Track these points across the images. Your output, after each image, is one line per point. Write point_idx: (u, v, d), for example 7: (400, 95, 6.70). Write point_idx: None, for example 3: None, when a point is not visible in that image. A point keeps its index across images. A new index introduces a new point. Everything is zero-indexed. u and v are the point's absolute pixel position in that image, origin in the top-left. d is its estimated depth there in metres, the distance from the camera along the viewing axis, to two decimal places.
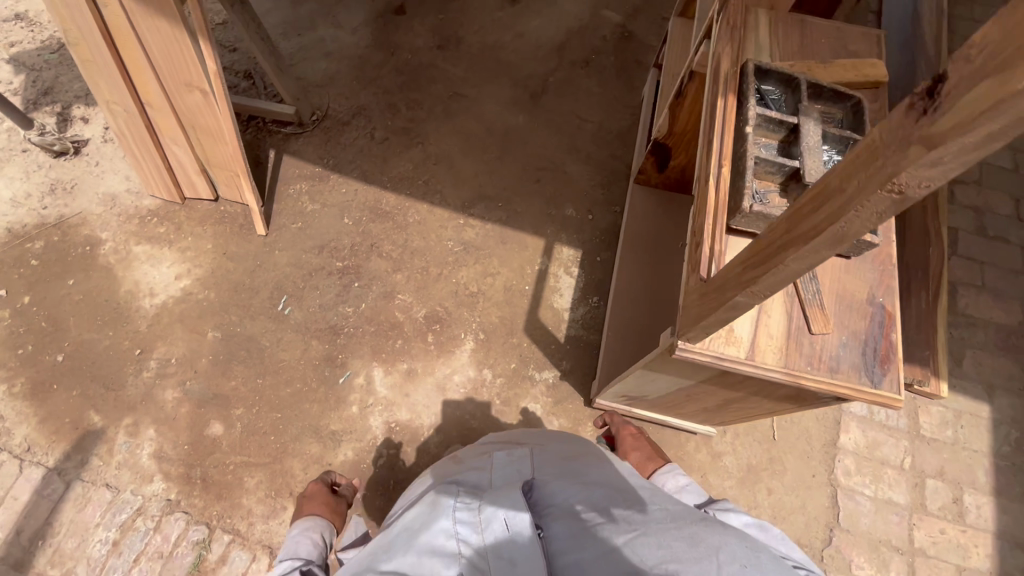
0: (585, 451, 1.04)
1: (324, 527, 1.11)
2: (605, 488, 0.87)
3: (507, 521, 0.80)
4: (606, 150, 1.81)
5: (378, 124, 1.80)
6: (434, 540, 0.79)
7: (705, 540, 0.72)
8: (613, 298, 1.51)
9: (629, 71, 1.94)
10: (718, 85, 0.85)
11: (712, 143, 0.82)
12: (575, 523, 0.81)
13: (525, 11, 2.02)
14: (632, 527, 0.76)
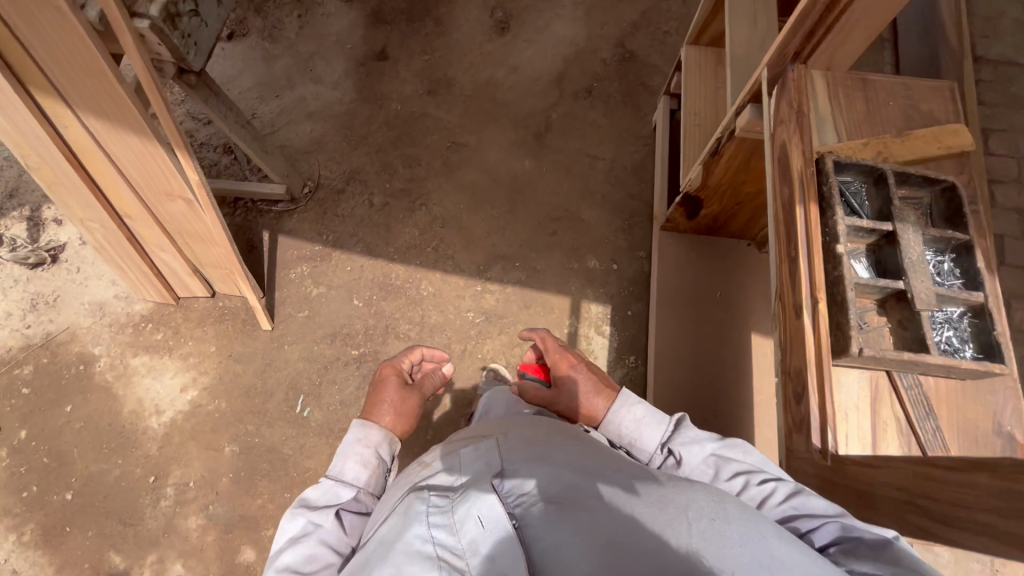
0: (553, 421, 0.87)
1: (382, 438, 0.95)
2: (571, 454, 0.72)
3: (482, 516, 0.63)
4: (622, 188, 1.69)
5: (375, 189, 1.67)
6: (410, 549, 0.62)
7: (675, 504, 0.60)
8: (655, 363, 1.41)
9: (635, 96, 1.80)
10: (792, 185, 0.73)
11: (796, 261, 0.70)
12: (549, 502, 0.65)
13: (515, 40, 1.88)
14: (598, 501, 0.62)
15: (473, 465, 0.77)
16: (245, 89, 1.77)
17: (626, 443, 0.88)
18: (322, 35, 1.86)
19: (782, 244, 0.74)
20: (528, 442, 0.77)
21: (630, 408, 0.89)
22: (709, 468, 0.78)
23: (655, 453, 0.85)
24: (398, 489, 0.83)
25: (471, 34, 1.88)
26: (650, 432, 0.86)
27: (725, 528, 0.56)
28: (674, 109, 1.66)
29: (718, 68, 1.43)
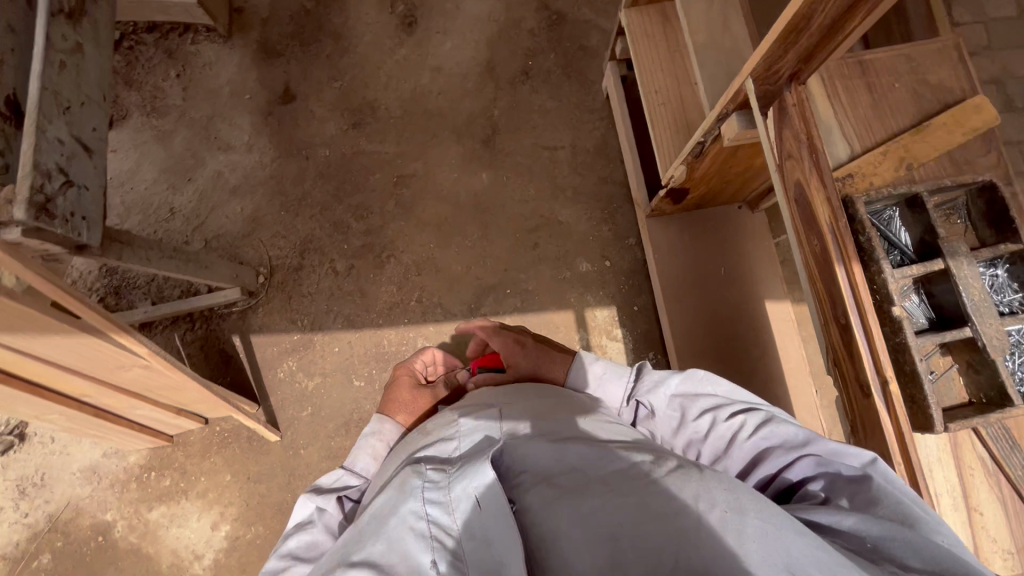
0: (552, 391, 0.87)
1: (395, 433, 0.99)
2: (573, 434, 0.72)
3: (479, 498, 0.64)
4: (592, 174, 1.56)
5: (334, 253, 1.52)
6: (404, 526, 0.64)
7: (684, 493, 0.58)
8: (677, 359, 1.37)
9: (577, 64, 1.62)
10: (823, 241, 0.65)
11: (848, 331, 0.63)
12: (550, 485, 0.65)
13: (428, 34, 1.65)
14: (600, 490, 0.61)
15: (469, 437, 0.76)
16: (151, 180, 1.55)
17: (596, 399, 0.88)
18: (212, 91, 1.61)
19: (823, 302, 0.67)
20: (529, 418, 0.77)
21: (589, 367, 0.90)
22: (676, 412, 0.79)
23: (625, 407, 0.86)
24: (398, 456, 0.84)
25: (378, 41, 1.64)
26: (614, 388, 0.87)
27: (746, 523, 0.53)
28: (625, 74, 1.50)
29: (666, 29, 1.27)
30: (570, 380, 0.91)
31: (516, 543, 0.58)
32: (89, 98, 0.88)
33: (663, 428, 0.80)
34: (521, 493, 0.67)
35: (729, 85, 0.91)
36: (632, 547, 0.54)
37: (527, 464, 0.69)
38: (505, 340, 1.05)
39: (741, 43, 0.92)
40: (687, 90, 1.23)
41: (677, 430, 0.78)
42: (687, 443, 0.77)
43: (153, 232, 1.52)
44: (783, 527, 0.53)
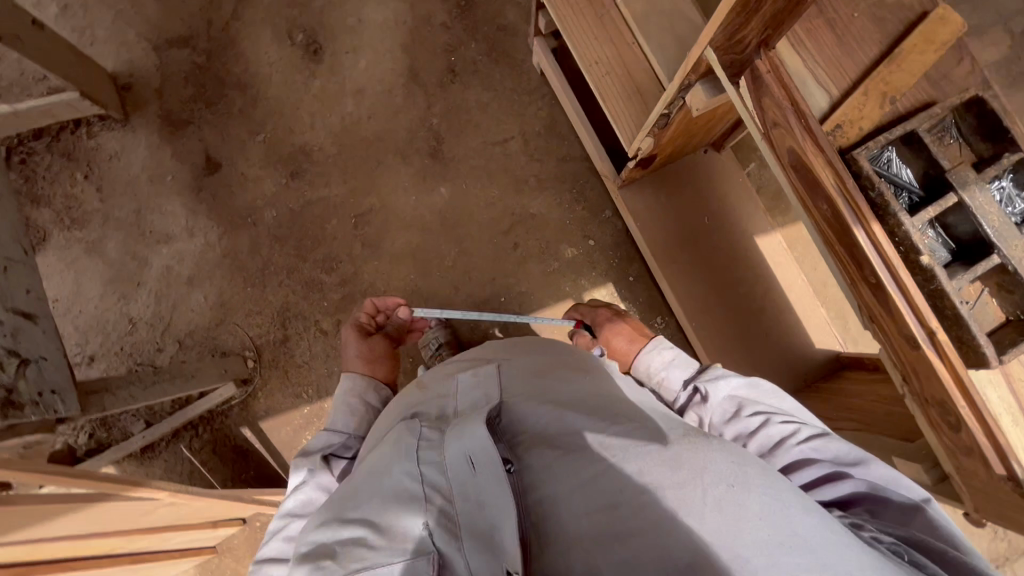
0: (555, 347, 0.86)
1: (363, 386, 1.00)
2: (579, 393, 0.70)
3: (474, 459, 0.59)
4: (550, 157, 1.50)
5: (315, 313, 1.45)
6: (399, 487, 0.64)
7: (685, 462, 0.55)
8: (687, 319, 1.35)
9: (501, 45, 1.53)
10: (832, 204, 0.63)
11: (881, 288, 0.62)
12: (551, 445, 0.62)
13: (338, 56, 1.53)
14: (605, 456, 0.59)
15: (469, 397, 0.75)
16: (98, 296, 1.44)
17: (658, 377, 0.90)
18: (129, 183, 1.47)
19: (847, 263, 0.65)
20: (529, 376, 0.76)
21: (661, 350, 0.92)
22: (732, 409, 0.77)
23: (680, 392, 0.85)
24: (396, 411, 0.83)
25: (287, 79, 1.52)
26: (680, 371, 0.88)
27: (747, 496, 0.51)
28: (554, 45, 1.43)
29: None
30: (641, 356, 0.93)
31: (508, 504, 0.55)
32: (9, 261, 0.78)
33: (715, 416, 0.78)
34: (522, 452, 0.63)
35: (681, 50, 0.86)
36: (632, 520, 0.52)
37: (528, 423, 0.67)
38: (602, 314, 1.08)
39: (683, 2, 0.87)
40: (626, 51, 1.17)
41: (730, 423, 0.76)
42: (733, 437, 0.75)
43: (121, 349, 1.42)
44: (788, 503, 0.51)
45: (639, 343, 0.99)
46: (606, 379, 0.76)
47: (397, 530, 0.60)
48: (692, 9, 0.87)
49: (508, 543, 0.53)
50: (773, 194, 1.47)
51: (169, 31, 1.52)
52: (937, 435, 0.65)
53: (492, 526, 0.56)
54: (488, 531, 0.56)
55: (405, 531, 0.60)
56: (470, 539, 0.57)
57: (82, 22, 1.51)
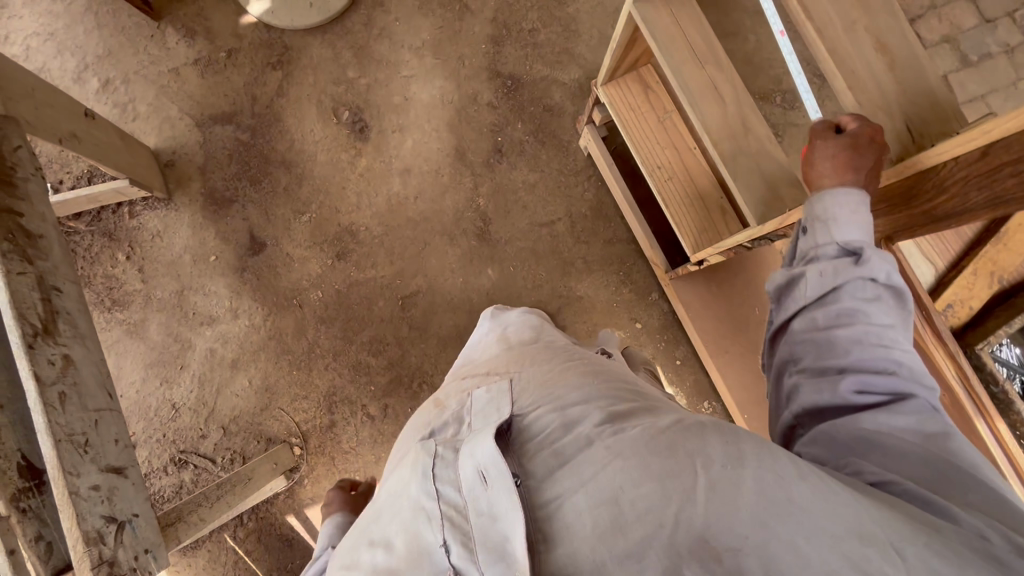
0: (571, 355, 0.74)
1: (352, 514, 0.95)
2: (593, 397, 0.59)
3: (485, 474, 0.50)
4: (597, 239, 1.51)
5: (363, 398, 1.43)
6: (417, 503, 0.54)
7: (682, 446, 0.47)
8: (738, 409, 1.35)
9: (547, 126, 1.54)
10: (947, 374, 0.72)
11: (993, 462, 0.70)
12: (555, 453, 0.53)
13: (383, 135, 1.53)
14: (603, 455, 0.49)
15: (481, 413, 0.61)
16: (140, 381, 1.41)
17: (827, 216, 0.63)
18: (172, 264, 1.45)
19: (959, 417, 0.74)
20: (540, 382, 0.64)
21: (854, 202, 0.62)
22: (871, 297, 0.59)
23: (832, 243, 0.62)
24: (411, 435, 0.72)
25: (332, 158, 1.51)
26: (859, 224, 0.61)
27: (743, 475, 0.43)
28: (603, 132, 1.44)
29: (648, 95, 1.21)
30: (841, 195, 0.62)
31: (519, 509, 0.47)
32: (100, 410, 0.77)
33: (851, 289, 0.59)
34: (526, 460, 0.53)
35: (768, 187, 0.87)
36: (635, 517, 0.44)
37: (537, 428, 0.57)
38: (858, 126, 0.62)
39: (766, 141, 0.90)
40: (688, 156, 1.19)
41: (857, 306, 0.58)
42: (849, 315, 0.58)
43: (163, 436, 1.39)
44: (784, 472, 0.43)
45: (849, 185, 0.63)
46: (614, 384, 0.65)
47: (415, 549, 0.52)
48: (774, 149, 0.89)
49: (523, 557, 0.45)
50: None
51: (213, 107, 1.51)
52: None
53: (507, 537, 0.47)
54: (502, 543, 0.47)
55: (425, 546, 0.52)
56: (484, 554, 0.47)
57: (125, 97, 1.50)
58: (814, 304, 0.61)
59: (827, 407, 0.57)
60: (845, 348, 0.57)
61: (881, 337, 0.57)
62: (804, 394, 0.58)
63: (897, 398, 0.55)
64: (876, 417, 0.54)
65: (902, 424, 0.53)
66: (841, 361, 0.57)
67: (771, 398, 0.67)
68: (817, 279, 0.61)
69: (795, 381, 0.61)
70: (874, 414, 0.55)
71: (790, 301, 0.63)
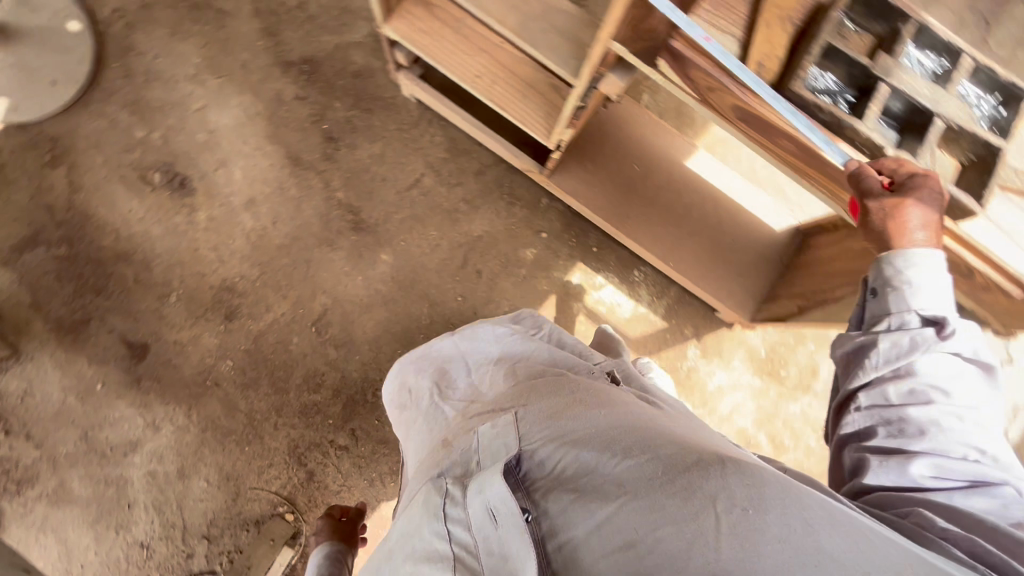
0: (577, 382, 0.74)
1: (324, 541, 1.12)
2: (601, 424, 0.61)
3: (494, 513, 0.56)
4: (467, 176, 1.47)
5: (327, 434, 1.37)
6: (432, 544, 0.62)
7: (700, 480, 0.47)
8: (662, 262, 1.40)
9: (365, 93, 1.46)
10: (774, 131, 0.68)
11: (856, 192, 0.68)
12: (568, 488, 0.55)
13: (207, 178, 1.40)
14: (615, 491, 0.51)
15: (490, 450, 0.66)
16: (93, 540, 1.28)
17: (904, 281, 0.68)
18: (60, 413, 1.31)
19: (827, 182, 0.71)
20: (546, 417, 0.66)
21: (918, 270, 0.67)
22: (949, 374, 0.65)
23: (901, 312, 0.68)
24: (426, 469, 0.80)
25: (168, 226, 1.38)
26: (937, 292, 0.67)
27: (766, 520, 0.44)
28: (418, 71, 1.38)
29: (433, 11, 1.15)
30: (908, 267, 0.67)
31: (530, 553, 0.51)
32: None
33: (923, 363, 0.65)
34: (540, 498, 0.56)
35: (570, 41, 0.85)
36: (649, 560, 0.45)
37: (546, 468, 0.59)
38: (912, 179, 0.63)
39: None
40: (499, 53, 1.15)
41: (931, 382, 0.64)
42: (922, 388, 0.64)
43: None
44: (816, 520, 0.44)
45: (926, 239, 0.67)
46: (632, 408, 0.65)
47: None
48: (559, 2, 0.87)
49: None
50: (675, 113, 1.50)
51: (10, 238, 1.33)
52: None
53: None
54: None
55: None
56: None
57: None
58: (889, 377, 0.67)
59: (899, 488, 0.61)
60: (921, 428, 0.63)
61: (960, 418, 0.63)
62: (877, 468, 0.62)
63: (972, 480, 0.59)
64: (951, 493, 0.58)
65: (987, 505, 0.57)
66: (920, 442, 0.62)
67: (833, 477, 0.71)
68: (892, 348, 0.67)
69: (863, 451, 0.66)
70: (954, 491, 0.59)
71: (857, 369, 0.69)
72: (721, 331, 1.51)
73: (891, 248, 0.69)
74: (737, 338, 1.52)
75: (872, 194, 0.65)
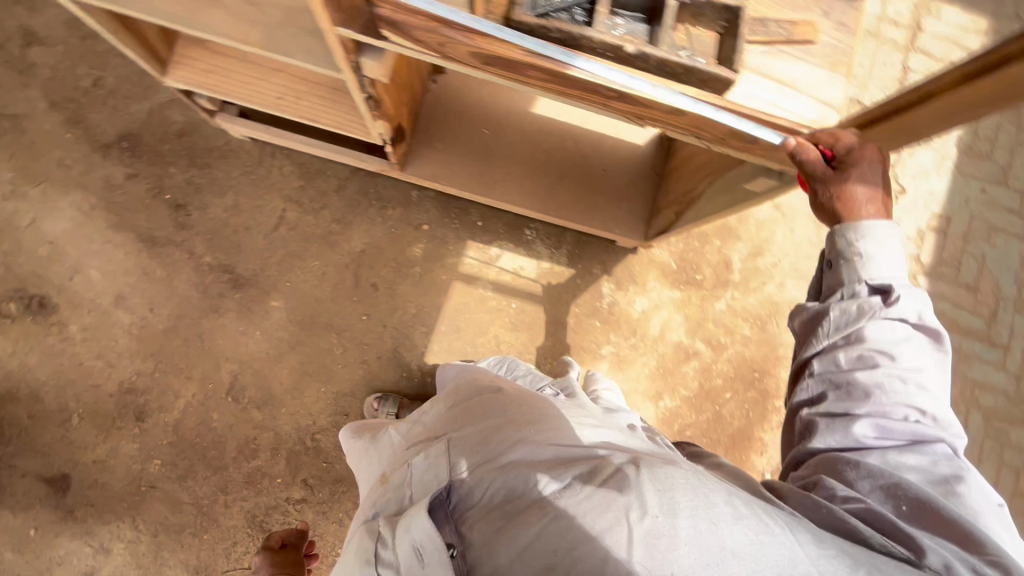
0: (510, 397, 0.71)
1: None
2: (535, 448, 0.59)
3: (422, 552, 0.54)
4: (329, 196, 1.43)
5: (281, 493, 1.34)
6: None
7: (611, 501, 0.49)
8: (543, 213, 1.38)
9: (197, 149, 1.40)
10: (520, 69, 0.65)
11: (622, 97, 0.66)
12: (499, 514, 0.53)
13: (65, 289, 1.33)
14: (542, 511, 0.50)
15: (420, 479, 0.63)
16: None
17: (856, 253, 0.67)
18: (2, 573, 1.25)
19: (588, 94, 0.67)
20: (476, 440, 0.62)
21: (873, 236, 0.66)
22: (899, 336, 0.65)
23: (856, 281, 0.67)
24: (363, 507, 0.76)
25: (42, 351, 1.31)
26: (886, 259, 0.66)
27: (676, 528, 0.47)
28: (238, 110, 1.32)
29: (211, 45, 1.09)
30: (869, 233, 0.66)
31: None
32: None
33: (875, 329, 0.65)
34: (468, 528, 0.54)
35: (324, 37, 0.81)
36: None
37: (478, 493, 0.56)
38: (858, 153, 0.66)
39: None
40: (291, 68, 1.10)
41: (881, 347, 0.65)
42: (873, 354, 0.65)
43: None
44: (717, 515, 0.48)
45: (878, 210, 0.67)
46: (556, 421, 0.66)
47: None
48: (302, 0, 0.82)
49: None
50: None
51: None
52: (738, 153, 0.73)
53: None
54: None
55: None
56: None
57: None
58: (840, 343, 0.68)
59: (842, 448, 0.64)
60: (868, 391, 0.64)
61: (906, 381, 0.63)
62: (825, 432, 0.65)
63: (914, 439, 0.62)
64: (886, 453, 0.62)
65: (917, 465, 0.60)
66: (864, 405, 0.64)
67: (787, 435, 0.74)
68: (841, 316, 0.67)
69: (814, 414, 0.68)
70: (897, 454, 0.61)
71: (811, 336, 0.70)
72: (627, 259, 1.51)
73: (845, 220, 0.68)
74: (644, 260, 1.52)
75: (819, 175, 0.67)
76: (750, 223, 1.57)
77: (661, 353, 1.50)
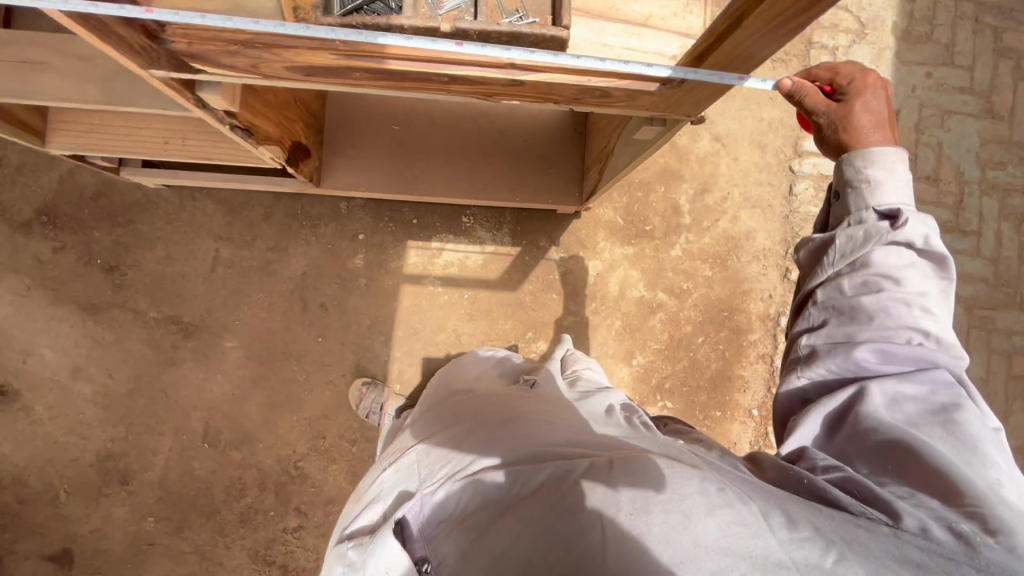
0: (496, 408, 0.71)
1: None
2: (504, 450, 0.58)
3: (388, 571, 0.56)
4: (259, 227, 1.41)
5: (278, 524, 1.36)
6: None
7: (580, 503, 0.49)
8: (473, 198, 1.34)
9: (117, 208, 1.38)
10: (341, 73, 0.62)
11: (454, 78, 0.62)
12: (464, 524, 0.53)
13: (21, 374, 1.33)
14: (508, 518, 0.51)
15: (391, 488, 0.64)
16: None
17: (864, 179, 0.62)
18: None
19: (420, 84, 0.63)
20: (450, 449, 0.63)
21: (880, 159, 0.61)
22: (903, 262, 0.61)
23: (861, 208, 0.62)
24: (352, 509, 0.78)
25: (14, 437, 1.33)
26: (898, 185, 0.62)
27: (648, 523, 0.47)
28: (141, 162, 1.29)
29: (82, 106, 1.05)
30: (879, 160, 0.61)
31: None
32: None
33: (879, 254, 0.61)
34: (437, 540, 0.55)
35: None
36: None
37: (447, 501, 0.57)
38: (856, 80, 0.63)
39: None
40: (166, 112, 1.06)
41: (887, 271, 0.60)
42: (877, 281, 0.61)
43: None
44: (693, 510, 0.47)
45: (885, 137, 0.63)
46: (529, 421, 0.65)
47: None
48: None
49: None
50: None
51: None
52: (606, 110, 0.67)
53: None
54: None
55: None
56: None
57: None
58: (845, 271, 0.63)
59: (842, 380, 0.62)
60: (872, 317, 0.60)
61: (910, 306, 0.59)
62: (827, 357, 0.63)
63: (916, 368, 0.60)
64: (886, 380, 0.60)
65: (916, 394, 0.59)
66: (867, 331, 0.60)
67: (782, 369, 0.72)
68: (847, 243, 0.63)
69: (813, 344, 0.64)
70: (896, 384, 0.59)
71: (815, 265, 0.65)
72: (572, 224, 1.48)
73: (850, 150, 0.63)
74: (590, 222, 1.48)
75: (818, 108, 0.64)
76: (692, 161, 1.51)
77: (624, 311, 1.47)
